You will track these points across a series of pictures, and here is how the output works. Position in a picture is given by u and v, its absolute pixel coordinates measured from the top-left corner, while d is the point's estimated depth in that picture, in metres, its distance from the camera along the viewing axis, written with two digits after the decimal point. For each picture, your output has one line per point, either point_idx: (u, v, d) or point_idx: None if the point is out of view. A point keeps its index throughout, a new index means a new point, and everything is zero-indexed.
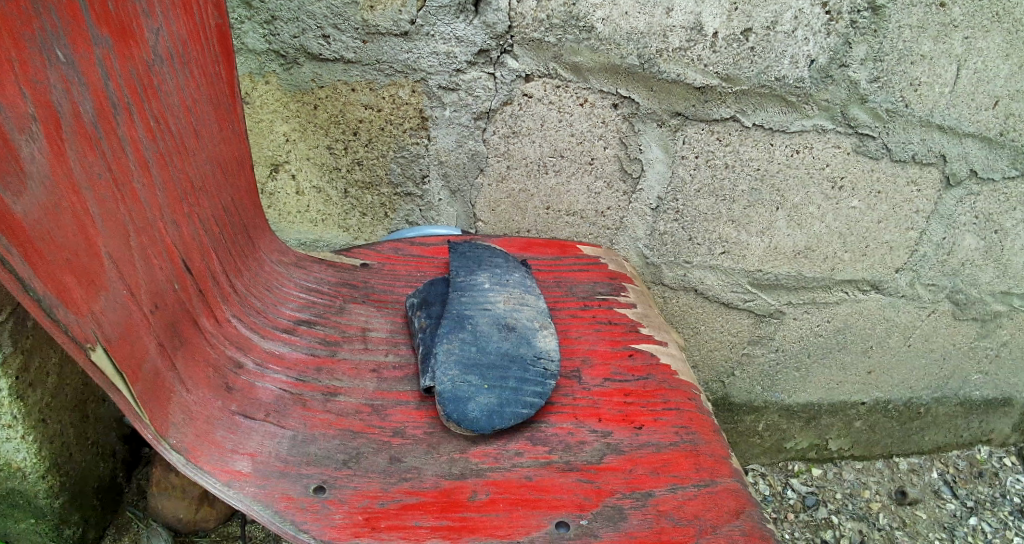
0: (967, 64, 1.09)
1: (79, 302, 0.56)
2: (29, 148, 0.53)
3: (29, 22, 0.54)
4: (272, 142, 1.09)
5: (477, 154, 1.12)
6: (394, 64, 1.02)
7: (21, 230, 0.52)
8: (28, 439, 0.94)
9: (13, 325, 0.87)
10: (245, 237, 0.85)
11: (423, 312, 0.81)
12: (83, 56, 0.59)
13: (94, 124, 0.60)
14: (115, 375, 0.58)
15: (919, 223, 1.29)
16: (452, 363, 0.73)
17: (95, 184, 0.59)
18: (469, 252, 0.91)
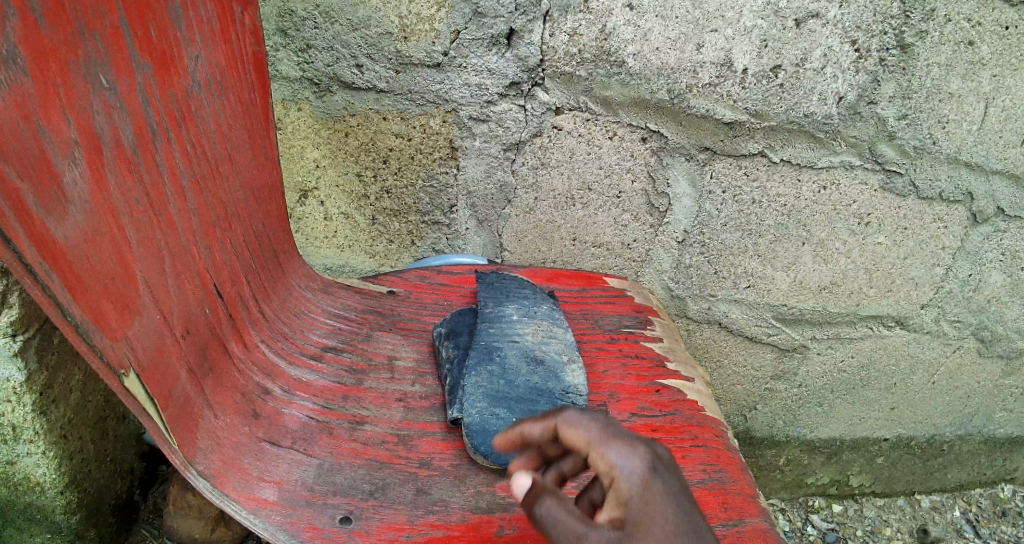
0: (995, 103, 1.09)
1: (115, 327, 0.57)
2: (71, 173, 0.54)
3: (76, 49, 0.55)
4: (303, 168, 1.11)
5: (506, 185, 1.13)
6: (425, 94, 1.04)
7: (63, 256, 0.52)
8: (49, 455, 0.94)
9: (39, 341, 0.88)
10: (274, 263, 0.86)
11: (450, 342, 0.81)
12: (124, 83, 0.61)
13: (133, 150, 0.62)
14: (147, 401, 0.58)
15: (945, 260, 1.28)
16: (480, 395, 0.73)
17: (132, 208, 0.61)
18: (497, 283, 0.91)
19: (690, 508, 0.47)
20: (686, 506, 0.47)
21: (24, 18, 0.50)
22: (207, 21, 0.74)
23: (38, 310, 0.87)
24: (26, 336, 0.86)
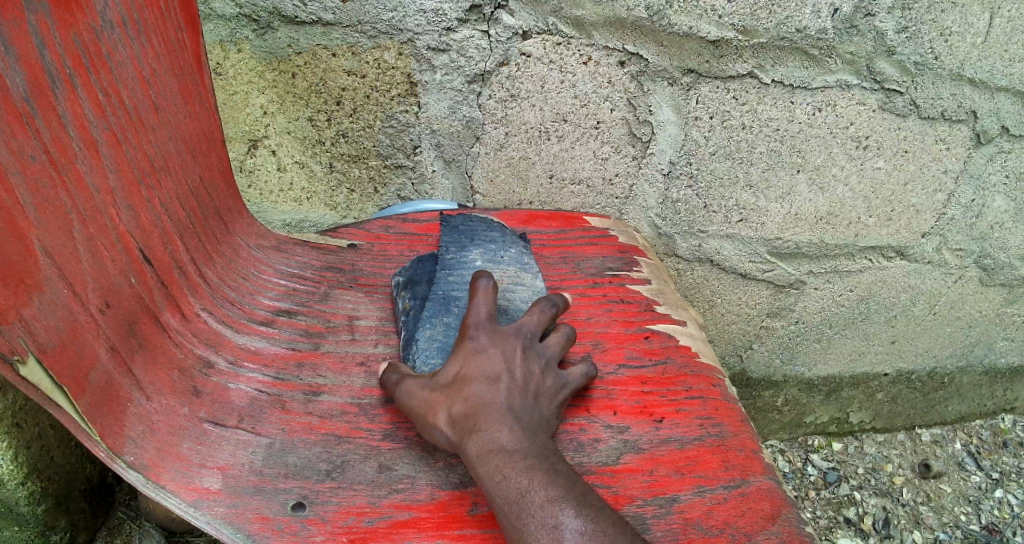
0: (1000, 11, 1.00)
1: (6, 309, 0.49)
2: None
3: None
4: (249, 116, 1.01)
5: (473, 121, 1.04)
6: (377, 24, 0.94)
7: None
8: (1, 446, 0.87)
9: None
10: (217, 221, 0.77)
11: (408, 293, 0.75)
12: (12, 22, 0.51)
13: (27, 100, 0.52)
14: (53, 389, 0.51)
15: (947, 185, 1.20)
16: (434, 348, 0.69)
17: (27, 169, 0.51)
18: (463, 226, 0.83)
19: (501, 358, 0.63)
20: (497, 357, 0.63)
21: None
22: None
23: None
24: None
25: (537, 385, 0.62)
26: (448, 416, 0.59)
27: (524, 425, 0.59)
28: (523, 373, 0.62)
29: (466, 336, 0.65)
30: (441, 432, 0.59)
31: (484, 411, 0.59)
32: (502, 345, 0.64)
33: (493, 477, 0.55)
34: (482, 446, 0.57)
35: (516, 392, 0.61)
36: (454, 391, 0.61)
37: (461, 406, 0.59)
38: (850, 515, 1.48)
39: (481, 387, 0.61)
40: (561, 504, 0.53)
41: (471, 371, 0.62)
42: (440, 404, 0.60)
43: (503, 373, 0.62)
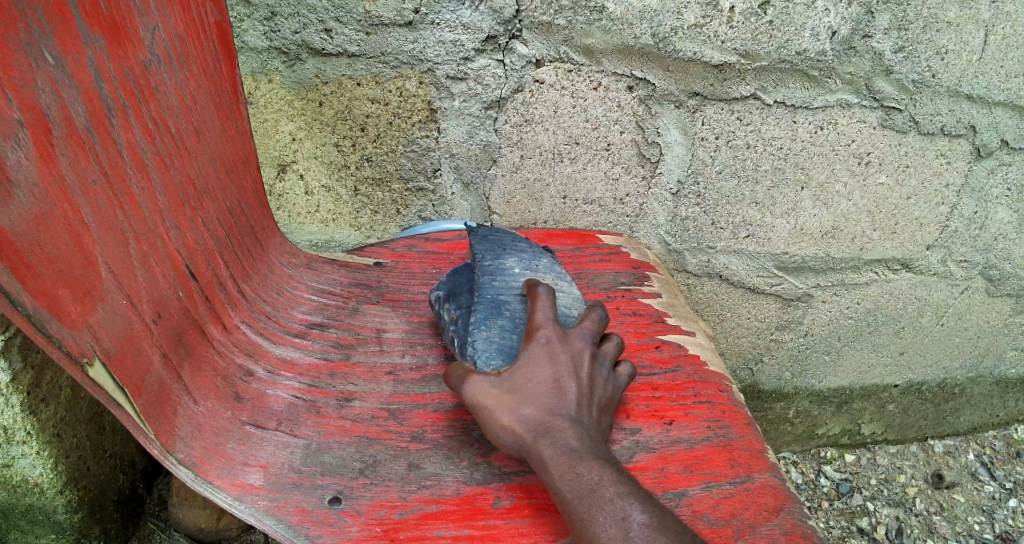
0: (995, 30, 1.04)
1: (74, 316, 0.54)
2: (17, 157, 0.50)
3: (13, 23, 0.50)
4: (278, 142, 1.07)
5: (490, 145, 1.09)
6: (399, 55, 0.99)
7: (10, 245, 0.49)
8: (43, 455, 0.92)
9: (22, 340, 0.84)
10: (252, 239, 0.82)
11: (453, 305, 0.76)
12: (73, 58, 0.56)
13: (88, 128, 0.57)
14: (116, 390, 0.56)
15: (949, 198, 1.24)
16: (494, 350, 0.69)
17: (89, 191, 0.57)
18: (491, 237, 0.85)
19: (567, 366, 0.66)
20: (563, 365, 0.66)
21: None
22: None
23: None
24: (8, 334, 0.82)
25: (599, 395, 0.66)
26: (519, 419, 0.63)
27: (592, 433, 0.62)
28: (587, 382, 0.66)
29: (532, 341, 0.67)
30: (509, 432, 0.62)
31: (553, 418, 0.62)
32: (570, 351, 0.67)
33: (564, 475, 0.58)
34: (555, 449, 0.60)
35: (582, 401, 0.64)
36: (524, 396, 0.64)
37: (533, 411, 0.63)
38: (863, 524, 1.49)
39: (550, 394, 0.64)
40: (629, 500, 0.56)
41: (541, 375, 0.65)
42: (511, 408, 0.63)
43: (571, 379, 0.65)
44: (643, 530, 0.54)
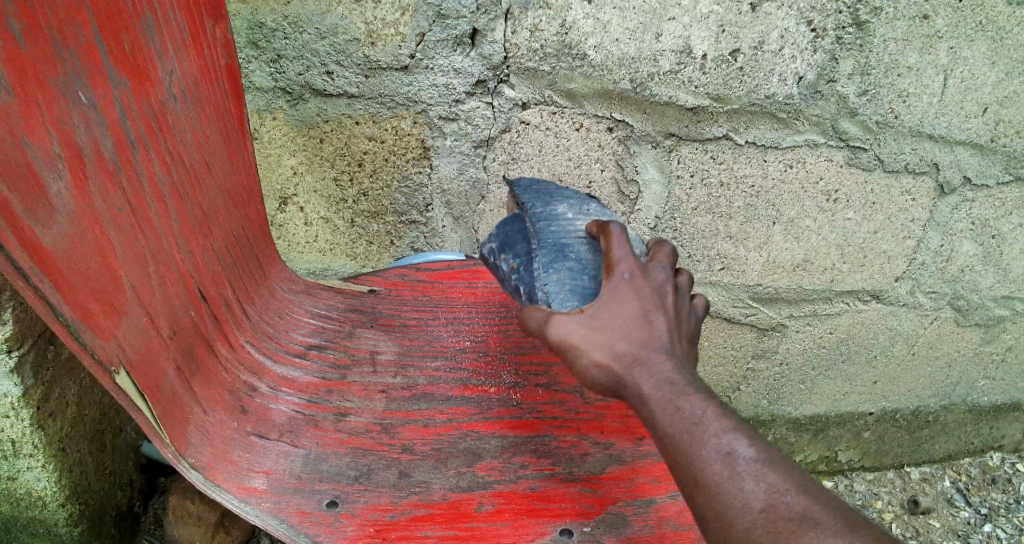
0: (953, 74, 1.12)
1: (104, 327, 0.59)
2: (57, 186, 0.57)
3: (54, 67, 0.58)
4: (281, 176, 1.14)
5: (479, 181, 1.16)
6: (395, 97, 1.06)
7: (51, 261, 0.55)
8: (49, 468, 0.96)
9: (34, 357, 0.89)
10: (256, 266, 0.88)
11: (511, 254, 0.79)
12: (103, 98, 0.64)
13: (114, 160, 0.65)
14: (137, 396, 0.61)
15: (916, 232, 1.31)
16: (567, 290, 0.73)
17: (116, 216, 0.63)
18: (536, 187, 0.87)
19: (651, 298, 0.69)
20: (648, 297, 0.69)
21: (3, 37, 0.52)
22: (178, 31, 0.77)
23: (32, 327, 0.89)
24: (20, 352, 0.87)
25: (684, 325, 0.70)
26: (612, 351, 0.66)
27: (687, 361, 0.66)
28: (673, 313, 0.69)
29: (616, 277, 0.70)
30: (601, 369, 0.66)
31: (647, 350, 0.66)
32: (652, 285, 0.70)
33: (666, 410, 0.62)
34: (652, 382, 0.64)
35: (672, 332, 0.68)
36: (615, 330, 0.67)
37: (625, 343, 0.66)
38: None
39: (642, 327, 0.67)
40: (734, 434, 0.60)
41: (628, 308, 0.68)
42: (604, 342, 0.66)
43: (659, 311, 0.68)
44: (749, 463, 0.58)
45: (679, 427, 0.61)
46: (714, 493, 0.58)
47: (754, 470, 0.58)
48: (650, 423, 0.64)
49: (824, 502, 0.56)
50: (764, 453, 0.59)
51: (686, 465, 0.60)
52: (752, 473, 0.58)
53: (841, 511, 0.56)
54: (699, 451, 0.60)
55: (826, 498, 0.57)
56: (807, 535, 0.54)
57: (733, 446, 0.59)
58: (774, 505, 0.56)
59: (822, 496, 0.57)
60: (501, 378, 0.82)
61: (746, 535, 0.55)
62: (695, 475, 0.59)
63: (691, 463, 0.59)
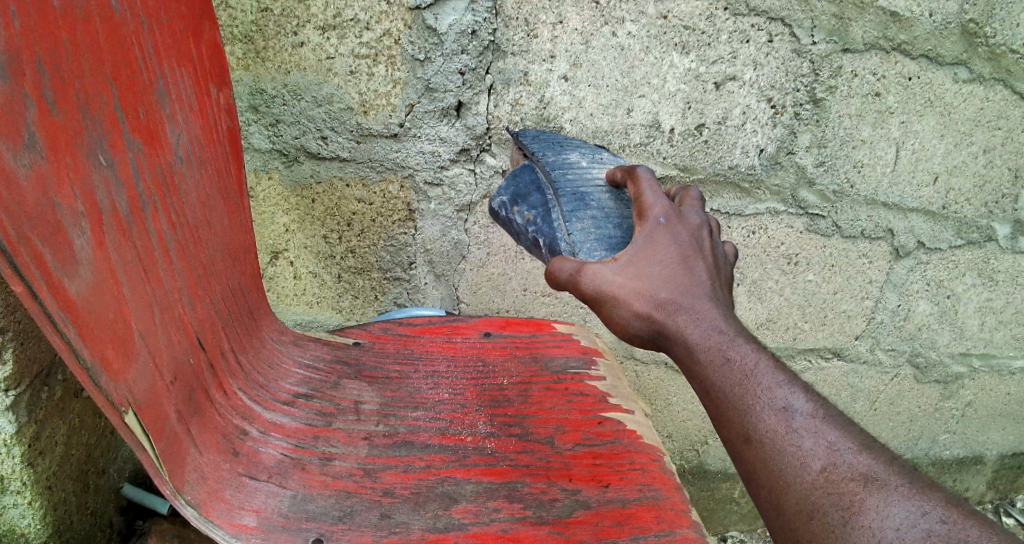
0: (904, 146, 1.34)
1: (117, 371, 0.65)
2: (80, 240, 0.63)
3: (79, 132, 0.66)
4: (273, 232, 1.29)
5: (459, 242, 1.35)
6: (385, 162, 1.25)
7: (75, 309, 0.61)
8: (34, 505, 0.98)
9: (30, 395, 0.94)
10: (249, 317, 0.94)
11: (528, 206, 0.98)
12: (119, 159, 0.72)
13: (128, 217, 0.72)
14: (144, 436, 0.67)
15: (873, 293, 1.50)
16: (592, 239, 0.88)
17: (128, 268, 0.70)
18: (551, 142, 1.07)
19: (683, 241, 0.81)
20: (679, 240, 0.81)
21: (38, 106, 0.61)
22: (186, 99, 0.87)
23: (30, 366, 0.94)
24: (17, 390, 0.92)
25: (715, 268, 0.82)
26: (650, 292, 0.78)
27: (718, 299, 0.78)
28: (705, 257, 0.82)
29: (654, 223, 0.83)
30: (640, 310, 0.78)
31: (685, 293, 0.78)
32: (687, 231, 0.83)
33: (715, 362, 0.73)
34: (690, 322, 0.76)
35: (705, 276, 0.80)
36: (650, 273, 0.79)
37: (660, 285, 0.78)
38: None
39: (678, 269, 0.79)
40: (788, 390, 0.71)
41: (665, 254, 0.80)
42: (641, 284, 0.79)
43: (694, 255, 0.81)
44: (806, 418, 0.69)
45: (732, 375, 0.72)
46: (777, 452, 0.68)
47: (813, 428, 0.68)
48: (694, 366, 0.75)
49: (880, 463, 0.65)
50: (820, 411, 0.70)
51: (747, 419, 0.70)
52: (811, 429, 0.68)
53: (900, 470, 0.64)
54: (761, 413, 0.70)
55: (881, 456, 0.66)
56: (864, 494, 0.63)
57: (790, 403, 0.70)
58: (834, 464, 0.66)
59: (879, 457, 0.66)
60: (477, 428, 0.88)
61: (805, 491, 0.65)
62: (759, 433, 0.69)
63: (753, 421, 0.70)
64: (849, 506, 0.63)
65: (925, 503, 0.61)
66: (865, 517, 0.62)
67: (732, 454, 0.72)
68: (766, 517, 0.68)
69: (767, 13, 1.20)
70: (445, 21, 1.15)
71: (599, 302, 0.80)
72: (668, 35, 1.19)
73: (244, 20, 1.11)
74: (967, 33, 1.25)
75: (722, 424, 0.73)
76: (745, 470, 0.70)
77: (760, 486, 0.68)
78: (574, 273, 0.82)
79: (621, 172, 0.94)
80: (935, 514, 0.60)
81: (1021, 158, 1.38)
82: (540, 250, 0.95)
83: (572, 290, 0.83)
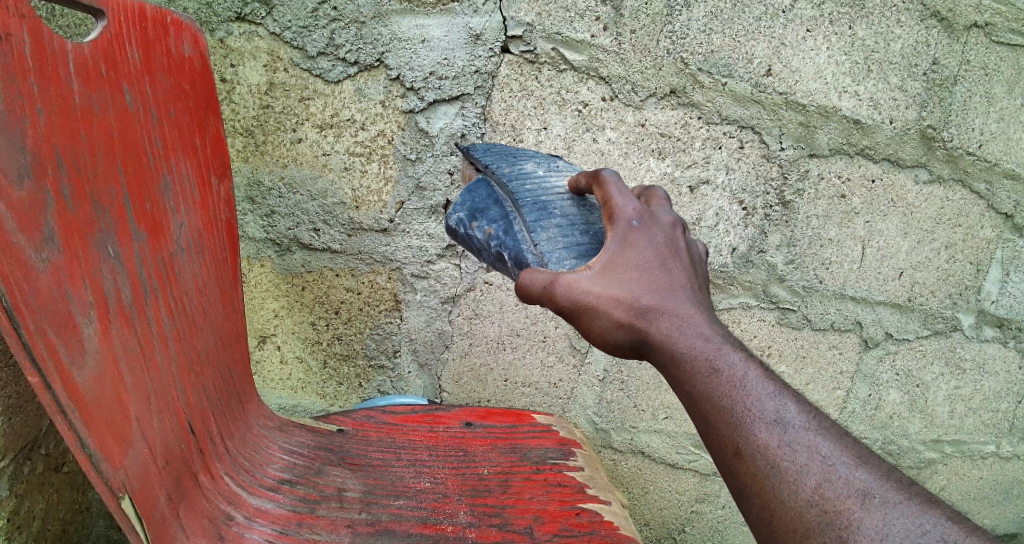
0: (870, 244, 1.43)
1: (115, 456, 0.67)
2: (88, 329, 0.67)
3: (92, 226, 0.71)
4: (262, 317, 1.38)
5: (443, 332, 1.42)
6: (374, 254, 1.36)
7: (81, 396, 0.64)
8: None
9: (12, 469, 0.99)
10: (237, 403, 0.97)
11: (490, 222, 1.02)
12: (125, 251, 0.77)
13: (130, 307, 0.76)
14: (136, 520, 0.68)
15: (844, 383, 1.56)
16: (560, 248, 0.92)
17: (129, 356, 0.73)
18: (505, 152, 1.12)
19: (655, 243, 0.85)
20: (651, 242, 0.85)
21: (57, 202, 0.66)
22: (189, 192, 0.93)
23: (15, 441, 0.98)
24: (2, 463, 0.97)
25: (691, 267, 0.87)
26: (629, 297, 0.82)
27: (696, 300, 0.83)
28: (682, 259, 0.86)
29: (627, 225, 0.87)
30: (620, 316, 0.82)
31: (664, 297, 0.82)
32: (661, 232, 0.87)
33: (703, 373, 0.78)
34: (671, 327, 0.81)
35: (681, 277, 0.84)
36: (626, 278, 0.83)
37: (637, 290, 0.82)
38: None
39: (656, 272, 0.84)
40: (781, 399, 0.77)
41: (640, 258, 0.84)
42: (618, 291, 0.83)
43: (670, 256, 0.85)
44: (798, 429, 0.75)
45: (720, 383, 0.78)
46: (772, 467, 0.73)
47: (806, 442, 0.74)
48: (683, 374, 0.80)
49: (876, 478, 0.72)
50: (811, 423, 0.76)
51: (739, 431, 0.76)
52: (803, 443, 0.74)
53: (895, 484, 0.72)
54: (754, 426, 0.75)
55: (875, 470, 0.73)
56: (861, 512, 0.70)
57: (781, 416, 0.76)
58: (830, 481, 0.72)
59: (874, 473, 0.73)
60: (458, 518, 0.90)
61: (800, 515, 0.71)
62: (752, 447, 0.75)
63: (746, 433, 0.75)
64: (847, 525, 0.69)
65: (924, 522, 0.69)
66: (863, 537, 0.68)
67: (723, 468, 0.78)
68: (758, 531, 0.74)
69: (738, 122, 1.33)
70: (437, 124, 1.29)
71: (577, 311, 0.84)
72: (646, 141, 1.33)
73: (246, 115, 1.25)
74: (925, 138, 1.35)
75: (712, 435, 0.78)
76: (738, 484, 0.75)
77: (752, 504, 0.74)
78: (550, 282, 0.85)
79: (584, 178, 0.97)
80: (934, 532, 0.68)
81: (981, 252, 1.47)
82: (506, 263, 0.99)
83: (547, 301, 0.86)
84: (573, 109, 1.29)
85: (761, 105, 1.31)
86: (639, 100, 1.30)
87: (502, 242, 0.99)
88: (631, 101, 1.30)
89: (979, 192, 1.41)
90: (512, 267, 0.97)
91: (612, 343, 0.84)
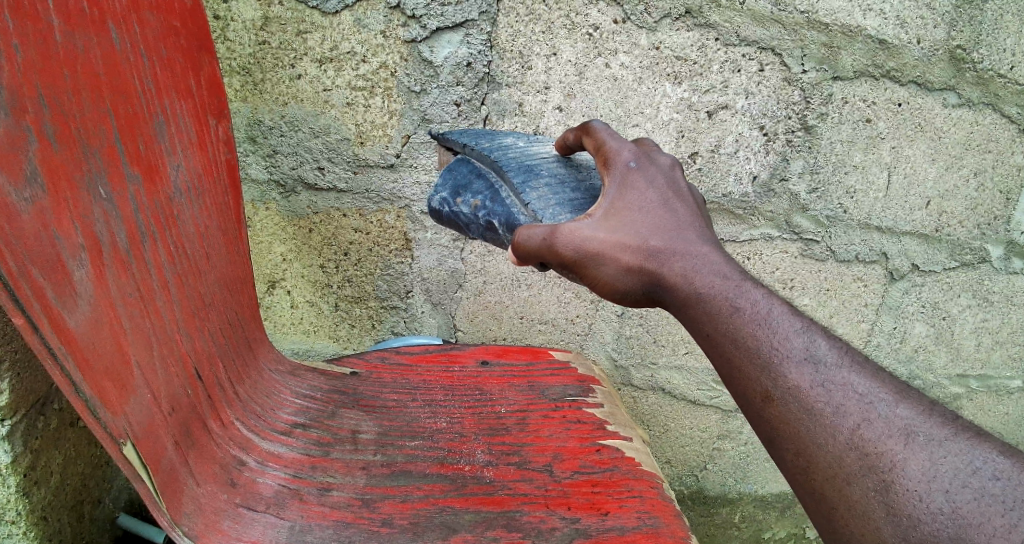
0: (897, 170, 1.36)
1: (115, 402, 0.65)
2: (80, 273, 0.64)
3: (81, 166, 0.67)
4: (270, 262, 1.36)
5: (457, 271, 1.38)
6: (381, 192, 1.32)
7: (73, 341, 0.62)
8: (29, 536, 0.99)
9: (25, 425, 0.96)
10: (246, 348, 0.95)
11: (472, 196, 0.99)
12: (118, 193, 0.73)
13: (126, 250, 0.72)
14: (141, 467, 0.67)
15: (869, 316, 1.52)
16: (553, 205, 0.89)
17: (127, 301, 0.71)
18: (480, 131, 1.11)
19: (656, 183, 0.85)
20: (651, 183, 0.85)
21: (41, 142, 0.62)
22: (185, 133, 0.89)
23: (26, 396, 0.96)
24: (12, 420, 0.94)
25: (692, 202, 0.87)
26: (636, 241, 0.81)
27: (704, 238, 0.83)
28: (685, 197, 0.86)
29: (626, 167, 0.86)
30: (629, 262, 0.81)
31: (673, 236, 0.82)
32: (660, 171, 0.87)
33: (723, 313, 0.78)
34: (683, 269, 0.80)
35: (686, 215, 0.84)
36: (631, 221, 0.83)
37: (645, 233, 0.82)
38: None
39: (662, 213, 0.83)
40: (811, 336, 0.76)
41: (642, 200, 0.84)
42: (624, 235, 0.82)
43: (672, 196, 0.85)
44: (833, 366, 0.73)
45: (743, 321, 0.77)
46: (805, 410, 0.72)
47: (840, 381, 0.72)
48: (708, 313, 0.79)
49: (917, 414, 0.70)
50: (843, 359, 0.74)
51: (767, 373, 0.74)
52: (837, 382, 0.72)
53: (938, 420, 0.69)
54: (784, 368, 0.74)
55: (915, 406, 0.71)
56: (905, 453, 0.67)
57: (812, 353, 0.75)
58: (869, 421, 0.69)
59: (915, 409, 0.70)
60: (475, 457, 0.88)
61: (837, 461, 0.69)
62: (782, 391, 0.73)
63: (774, 375, 0.74)
64: (890, 468, 0.67)
65: (974, 459, 0.66)
66: (908, 480, 0.66)
67: (751, 416, 0.76)
68: (793, 478, 0.72)
69: (758, 43, 1.25)
70: (441, 53, 1.23)
71: (581, 260, 0.81)
72: (661, 66, 1.26)
73: (243, 53, 1.19)
74: (954, 59, 1.26)
75: (737, 379, 0.77)
76: (768, 429, 0.74)
77: (784, 450, 0.72)
78: (550, 233, 0.82)
79: (572, 134, 0.95)
80: (986, 470, 0.65)
81: (1010, 179, 1.39)
82: (498, 232, 0.95)
83: (545, 256, 0.83)
84: (582, 33, 1.22)
85: (780, 26, 1.23)
86: (653, 21, 1.22)
87: (489, 211, 0.95)
88: (644, 23, 1.22)
89: (1010, 116, 1.33)
90: (504, 234, 0.94)
91: (620, 289, 0.84)
